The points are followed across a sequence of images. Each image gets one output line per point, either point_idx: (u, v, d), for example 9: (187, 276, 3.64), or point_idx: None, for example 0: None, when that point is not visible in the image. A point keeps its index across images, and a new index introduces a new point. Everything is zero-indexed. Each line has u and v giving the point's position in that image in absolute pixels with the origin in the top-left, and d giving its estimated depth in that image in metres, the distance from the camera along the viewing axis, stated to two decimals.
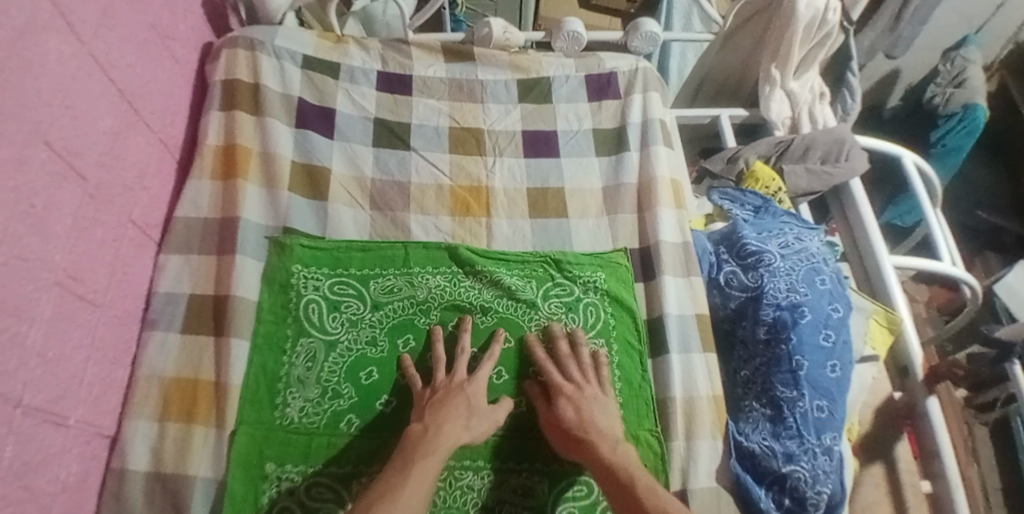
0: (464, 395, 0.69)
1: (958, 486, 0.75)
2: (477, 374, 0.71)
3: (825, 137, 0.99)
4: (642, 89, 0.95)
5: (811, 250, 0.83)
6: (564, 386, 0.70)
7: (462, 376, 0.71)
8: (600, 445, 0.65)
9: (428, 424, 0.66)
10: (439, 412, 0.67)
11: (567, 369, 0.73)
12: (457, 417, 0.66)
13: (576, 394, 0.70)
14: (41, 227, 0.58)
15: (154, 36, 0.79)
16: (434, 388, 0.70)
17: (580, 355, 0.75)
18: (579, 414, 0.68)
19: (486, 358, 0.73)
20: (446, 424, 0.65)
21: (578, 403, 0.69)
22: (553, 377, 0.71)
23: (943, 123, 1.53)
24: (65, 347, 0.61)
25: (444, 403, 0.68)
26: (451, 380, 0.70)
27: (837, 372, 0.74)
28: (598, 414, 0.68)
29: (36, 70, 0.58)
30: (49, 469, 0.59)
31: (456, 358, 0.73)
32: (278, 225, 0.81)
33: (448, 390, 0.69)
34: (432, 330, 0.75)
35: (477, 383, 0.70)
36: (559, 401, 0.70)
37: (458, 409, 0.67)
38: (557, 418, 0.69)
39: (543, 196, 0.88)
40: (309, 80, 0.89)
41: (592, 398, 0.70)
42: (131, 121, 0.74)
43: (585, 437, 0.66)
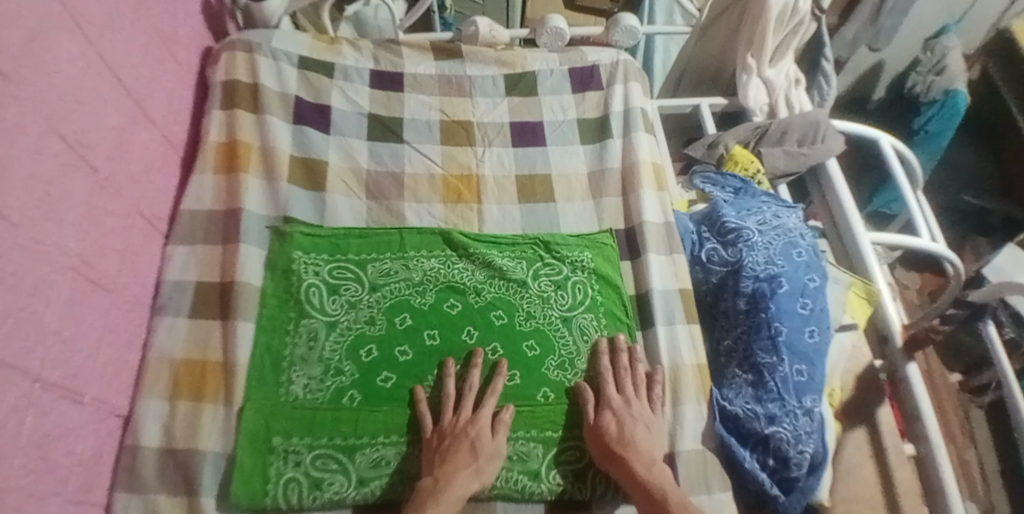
0: (469, 440, 0.70)
1: (940, 445, 0.79)
2: (481, 412, 0.73)
3: (801, 121, 1.03)
4: (623, 79, 1.00)
5: (788, 226, 0.87)
6: (613, 399, 0.74)
7: (468, 417, 0.72)
8: (635, 462, 0.69)
9: (438, 476, 0.68)
10: (447, 462, 0.68)
11: (622, 382, 0.76)
12: (468, 463, 0.68)
13: (622, 408, 0.73)
14: (56, 213, 0.63)
15: (156, 40, 0.84)
16: (440, 431, 0.72)
17: (633, 368, 0.77)
18: (620, 430, 0.71)
19: (490, 394, 0.74)
20: (455, 474, 0.67)
21: (622, 419, 0.72)
22: (606, 389, 0.75)
23: (925, 110, 1.58)
24: (80, 328, 0.65)
25: (453, 451, 0.69)
26: (456, 423, 0.72)
27: (815, 337, 0.77)
28: (640, 431, 0.72)
29: (48, 68, 0.63)
30: (66, 442, 0.62)
31: (467, 395, 0.74)
32: (278, 215, 0.84)
33: (454, 437, 0.71)
34: (472, 354, 0.77)
35: (481, 424, 0.71)
36: (604, 414, 0.73)
37: (465, 455, 0.69)
38: (600, 430, 0.72)
39: (531, 182, 0.92)
40: (305, 79, 0.93)
41: (637, 416, 0.73)
42: (137, 119, 0.78)
43: (621, 455, 0.70)
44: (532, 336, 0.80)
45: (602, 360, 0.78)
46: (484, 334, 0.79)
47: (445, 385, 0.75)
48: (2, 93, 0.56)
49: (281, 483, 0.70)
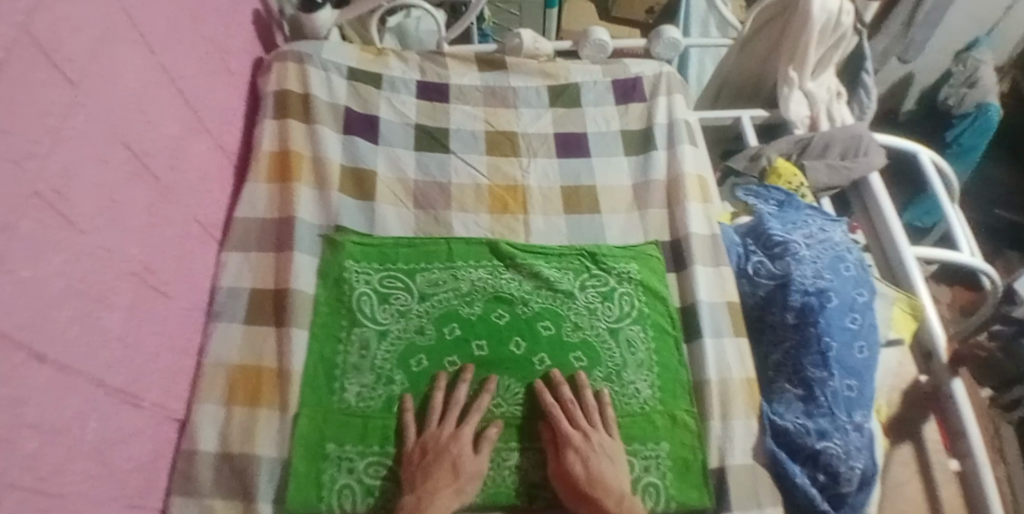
0: (450, 458, 0.70)
1: (984, 464, 0.76)
2: (463, 428, 0.73)
3: (844, 134, 1.03)
4: (666, 91, 1.00)
5: (835, 240, 0.87)
6: (572, 438, 0.72)
7: (450, 433, 0.72)
8: (606, 501, 0.68)
9: (420, 496, 0.68)
10: (429, 481, 0.69)
11: (573, 416, 0.74)
12: (449, 483, 0.69)
13: (585, 446, 0.71)
14: (119, 220, 0.64)
15: (212, 51, 0.85)
16: (422, 445, 0.72)
17: (584, 400, 0.75)
18: (587, 471, 0.70)
19: (474, 410, 0.74)
20: (438, 494, 0.68)
21: (586, 458, 0.71)
22: (563, 428, 0.72)
23: (958, 123, 1.55)
24: (141, 333, 0.67)
25: (434, 469, 0.69)
26: (439, 436, 0.72)
27: (865, 352, 0.78)
28: (606, 467, 0.71)
29: (114, 79, 0.64)
30: (125, 447, 0.63)
31: (453, 408, 0.74)
32: (329, 224, 0.86)
33: (436, 452, 0.71)
34: (461, 369, 0.77)
35: (462, 441, 0.72)
36: (567, 455, 0.71)
37: (446, 476, 0.69)
38: (568, 475, 0.70)
39: (576, 193, 0.93)
40: (353, 89, 0.95)
41: (600, 449, 0.72)
42: (194, 128, 0.80)
43: (592, 497, 0.69)
44: (579, 347, 0.80)
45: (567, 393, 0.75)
46: (532, 345, 0.80)
47: (436, 396, 0.75)
48: (71, 103, 0.57)
49: (335, 490, 0.71)
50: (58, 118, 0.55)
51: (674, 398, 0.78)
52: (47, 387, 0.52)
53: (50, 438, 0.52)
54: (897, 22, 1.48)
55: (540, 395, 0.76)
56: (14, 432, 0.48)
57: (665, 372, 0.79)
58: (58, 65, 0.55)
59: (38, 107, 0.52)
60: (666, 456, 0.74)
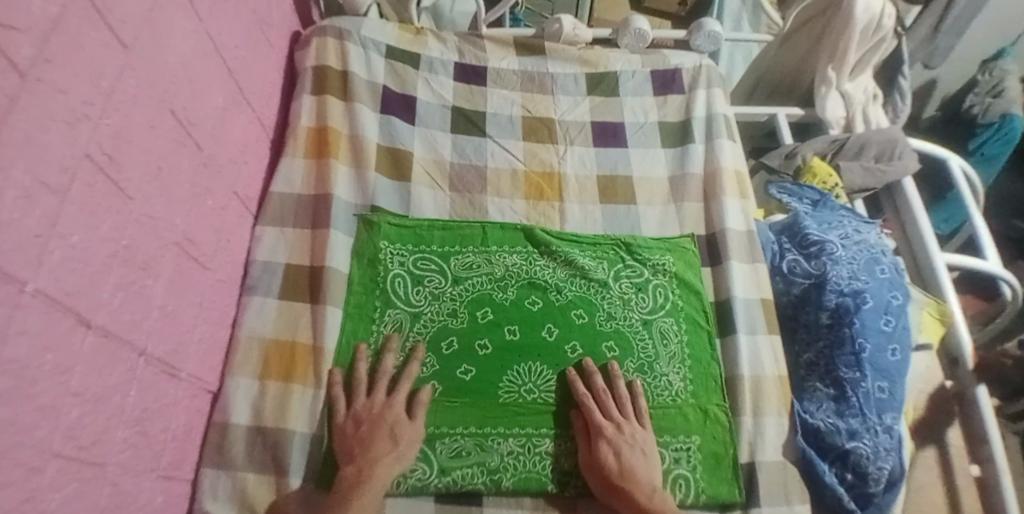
0: (387, 426, 0.70)
1: (1005, 470, 0.78)
2: (395, 396, 0.72)
3: (879, 137, 1.02)
4: (705, 85, 0.99)
5: (870, 242, 0.87)
6: (605, 428, 0.72)
7: (381, 402, 0.72)
8: (637, 492, 0.68)
9: (359, 464, 0.67)
10: (366, 451, 0.68)
11: (606, 406, 0.74)
12: (386, 450, 0.68)
13: (617, 437, 0.71)
14: (165, 188, 0.63)
15: (254, 21, 0.84)
16: (355, 417, 0.71)
17: (617, 389, 0.75)
18: (618, 462, 0.70)
19: (405, 378, 0.74)
20: (378, 463, 0.67)
21: (619, 449, 0.70)
22: (595, 419, 0.72)
23: (981, 132, 1.53)
24: (180, 303, 0.66)
25: (371, 438, 0.69)
26: (370, 406, 0.72)
27: (897, 355, 0.77)
28: (638, 460, 0.71)
29: (165, 44, 0.63)
30: (162, 417, 0.63)
31: (382, 377, 0.74)
32: (365, 203, 0.85)
33: (371, 422, 0.70)
34: (386, 339, 0.77)
35: (395, 407, 0.71)
36: (599, 445, 0.71)
37: (385, 443, 0.69)
38: (599, 465, 0.70)
39: (612, 183, 0.92)
40: (392, 69, 0.94)
41: (634, 441, 0.72)
42: (236, 99, 0.79)
43: (623, 488, 0.69)
44: (612, 337, 0.80)
45: (579, 388, 0.75)
46: (564, 332, 0.79)
47: (359, 370, 0.75)
48: (124, 66, 0.56)
49: None
50: (112, 80, 0.54)
51: (706, 392, 0.78)
52: (90, 355, 0.52)
53: (92, 406, 0.52)
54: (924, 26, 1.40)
55: (572, 383, 0.75)
56: (58, 400, 0.48)
57: (697, 365, 0.79)
58: (113, 26, 0.54)
59: (93, 68, 0.51)
60: (697, 449, 0.74)
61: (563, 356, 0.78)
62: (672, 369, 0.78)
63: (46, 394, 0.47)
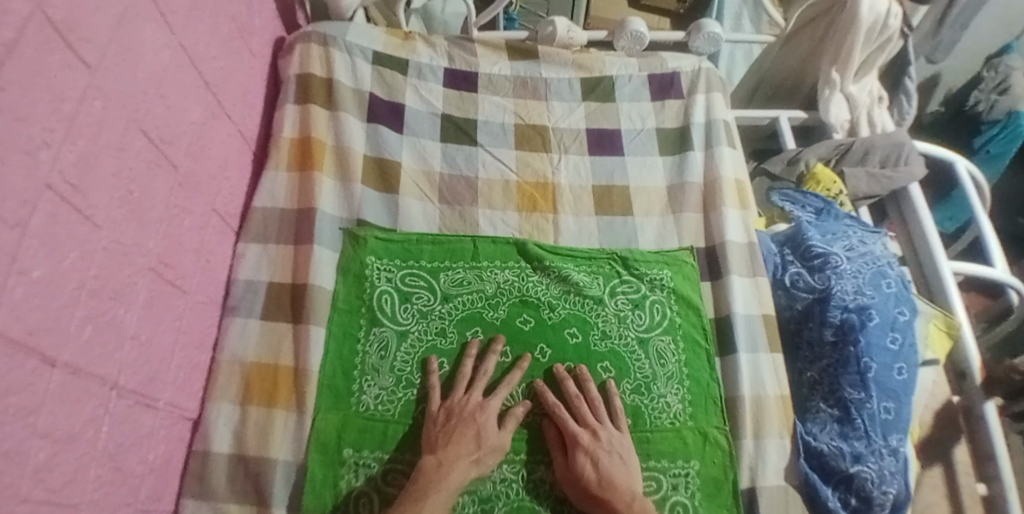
0: (475, 427, 0.68)
1: (1012, 488, 0.76)
2: (490, 399, 0.71)
3: (884, 142, 0.99)
4: (705, 90, 0.96)
5: (876, 253, 0.83)
6: (580, 437, 0.69)
7: (476, 401, 0.71)
8: (617, 502, 0.65)
9: (441, 458, 0.66)
10: (450, 445, 0.67)
11: (579, 412, 0.71)
12: (469, 450, 0.67)
13: (593, 445, 0.68)
14: (138, 212, 0.60)
15: (234, 29, 0.81)
16: (448, 409, 0.70)
17: (589, 393, 0.73)
18: (597, 472, 0.67)
19: (506, 383, 0.72)
20: (458, 459, 0.66)
21: (596, 457, 0.68)
22: (571, 427, 0.70)
23: (987, 129, 1.48)
24: (156, 331, 0.63)
25: (455, 434, 0.68)
26: (466, 404, 0.70)
27: (904, 374, 0.74)
28: (616, 466, 0.68)
29: (134, 60, 0.60)
30: (139, 450, 0.60)
31: (476, 377, 0.73)
32: (351, 218, 0.82)
33: (461, 419, 0.69)
34: (467, 345, 0.76)
35: (490, 411, 0.70)
36: (575, 455, 0.68)
37: (468, 442, 0.67)
38: (576, 475, 0.67)
39: (608, 193, 0.89)
40: (378, 76, 0.91)
41: (610, 448, 0.69)
42: (215, 112, 0.76)
43: (603, 498, 0.66)
44: (607, 357, 0.77)
45: (571, 386, 0.73)
46: (558, 353, 0.76)
47: (464, 368, 0.74)
48: (88, 86, 0.52)
49: (351, 496, 0.68)
50: (75, 102, 0.51)
51: (706, 414, 0.75)
52: (58, 393, 0.49)
53: (61, 446, 0.49)
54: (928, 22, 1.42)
55: (540, 395, 0.73)
56: (27, 443, 0.45)
57: (696, 386, 0.76)
58: (74, 44, 0.51)
59: (53, 93, 0.48)
60: (696, 475, 0.72)
61: (535, 362, 0.76)
62: (664, 388, 0.76)
63: (10, 439, 0.43)
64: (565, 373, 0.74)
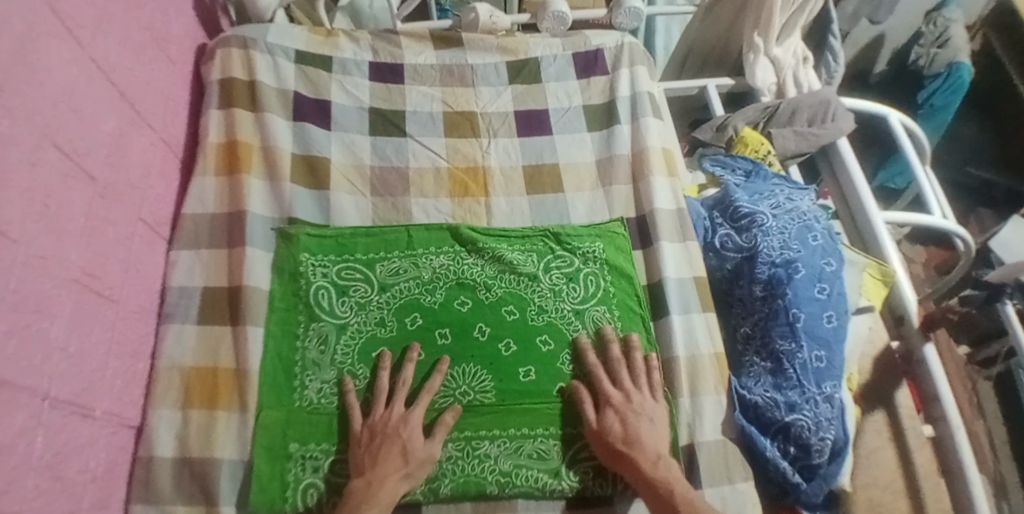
0: (400, 443, 0.68)
1: (960, 427, 0.75)
2: (414, 407, 0.71)
3: (810, 100, 1.01)
4: (628, 64, 0.97)
5: (803, 209, 0.85)
6: (614, 397, 0.72)
7: (399, 415, 0.70)
8: (641, 461, 0.67)
9: (368, 479, 0.65)
10: (375, 465, 0.66)
11: (618, 376, 0.74)
12: (398, 468, 0.66)
13: (624, 406, 0.71)
14: (56, 226, 0.61)
15: (149, 39, 0.81)
16: (371, 427, 0.70)
17: (633, 359, 0.76)
18: (624, 429, 0.69)
19: (403, 386, 0.72)
20: (385, 480, 0.65)
21: (625, 416, 0.70)
22: (604, 388, 0.73)
23: (930, 83, 1.49)
24: (86, 342, 0.64)
25: (383, 452, 0.67)
26: (387, 418, 0.70)
27: (834, 321, 0.76)
28: (644, 425, 0.70)
29: (40, 76, 0.60)
30: (78, 459, 0.61)
31: (381, 393, 0.72)
32: (283, 216, 0.83)
33: (385, 435, 0.68)
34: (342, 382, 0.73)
35: (412, 424, 0.69)
36: (606, 413, 0.71)
37: (394, 461, 0.67)
38: (604, 432, 0.70)
39: (539, 172, 0.90)
40: (303, 74, 0.92)
41: (641, 410, 0.71)
42: (133, 122, 0.76)
43: (628, 455, 0.68)
44: (545, 331, 0.78)
45: (590, 356, 0.76)
46: (496, 330, 0.78)
47: (380, 378, 0.73)
48: None
49: (300, 489, 0.69)
50: None
51: None
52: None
53: None
54: None
55: (583, 355, 0.76)
56: None
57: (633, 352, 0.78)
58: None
59: None
60: None
61: (475, 342, 0.77)
62: (596, 356, 0.77)
63: None
64: (587, 344, 0.77)
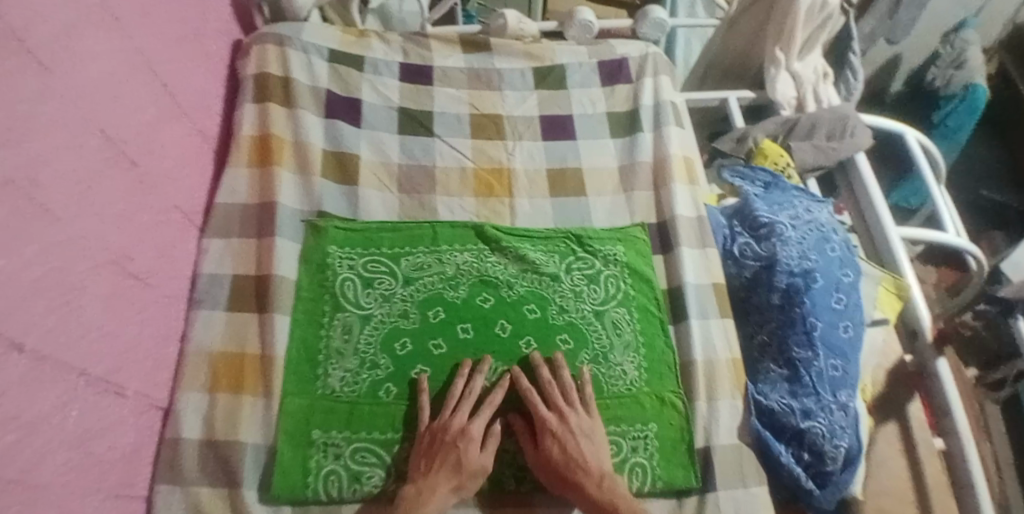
0: (456, 453, 0.68)
1: (969, 440, 0.76)
2: (477, 418, 0.71)
3: (829, 115, 1.02)
4: (652, 73, 0.99)
5: (821, 221, 0.87)
6: (548, 421, 0.71)
7: (459, 425, 0.70)
8: (588, 484, 0.68)
9: (420, 487, 0.67)
10: (432, 473, 0.67)
11: (552, 396, 0.73)
12: (452, 478, 0.67)
13: (561, 429, 0.70)
14: (96, 208, 0.63)
15: (189, 33, 0.84)
16: (432, 433, 0.71)
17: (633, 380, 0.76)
18: (565, 454, 0.69)
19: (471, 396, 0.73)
20: (439, 488, 0.66)
21: (565, 441, 0.69)
22: (540, 411, 0.71)
23: (945, 104, 1.52)
24: (121, 323, 0.66)
25: (439, 460, 0.68)
26: (448, 426, 0.70)
27: (849, 332, 0.77)
28: (585, 449, 0.69)
29: (84, 64, 0.62)
30: (107, 436, 0.62)
31: (456, 397, 0.73)
32: (312, 209, 0.85)
33: (444, 443, 0.69)
34: (416, 379, 0.75)
35: (473, 435, 0.70)
36: (545, 438, 0.70)
37: (448, 471, 0.68)
38: (546, 456, 0.70)
39: (562, 176, 0.92)
40: (335, 72, 0.94)
41: (579, 431, 0.71)
42: (172, 112, 0.79)
43: (574, 478, 0.68)
44: (565, 330, 0.79)
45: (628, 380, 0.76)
46: (517, 328, 0.79)
47: (456, 384, 0.74)
48: (42, 89, 0.55)
49: (320, 475, 0.70)
50: (27, 102, 0.53)
51: (661, 379, 0.78)
52: (26, 379, 0.51)
53: (31, 430, 0.51)
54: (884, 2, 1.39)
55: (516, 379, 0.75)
56: None
57: (650, 353, 0.79)
58: (29, 51, 0.54)
59: (10, 94, 0.51)
60: (654, 437, 0.75)
61: (496, 338, 0.78)
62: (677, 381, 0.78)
63: None
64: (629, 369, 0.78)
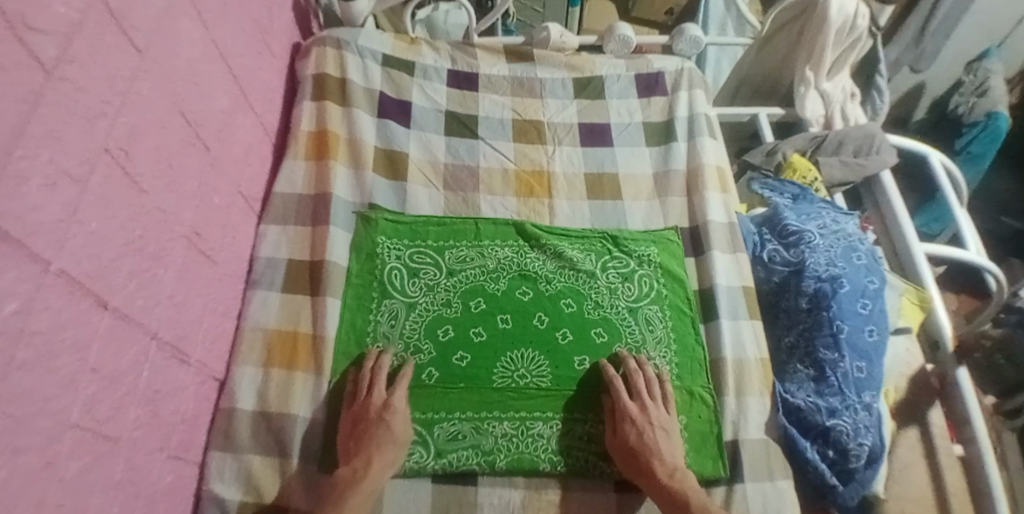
0: (384, 426, 0.72)
1: (988, 448, 0.78)
2: (394, 396, 0.74)
3: (857, 133, 1.06)
4: (686, 87, 1.04)
5: (848, 231, 0.90)
6: (631, 410, 0.74)
7: (381, 401, 0.74)
8: (659, 469, 0.71)
9: (355, 465, 0.69)
10: (361, 450, 0.70)
11: (637, 388, 0.76)
12: (381, 448, 0.70)
13: (642, 419, 0.74)
14: (175, 184, 0.67)
15: (258, 32, 0.90)
16: (355, 415, 0.74)
17: (647, 374, 0.78)
18: (641, 441, 0.72)
19: (403, 378, 0.76)
20: (375, 462, 0.69)
21: (643, 429, 0.73)
22: (622, 400, 0.75)
23: (967, 132, 1.52)
24: (189, 294, 0.70)
25: (367, 438, 0.71)
26: (369, 406, 0.74)
27: (874, 336, 0.79)
28: (661, 439, 0.73)
29: (174, 52, 0.68)
30: (173, 399, 0.67)
31: (377, 380, 0.75)
32: (363, 202, 0.90)
33: (368, 422, 0.72)
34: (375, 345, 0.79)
35: (394, 409, 0.73)
36: (623, 425, 0.74)
37: (380, 443, 0.71)
38: (623, 444, 0.73)
39: (599, 180, 0.97)
40: (387, 76, 1.00)
41: (657, 423, 0.74)
42: (240, 103, 0.84)
43: (646, 465, 0.71)
44: (600, 324, 0.83)
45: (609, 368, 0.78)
46: (554, 320, 0.83)
47: (364, 365, 0.77)
48: (137, 68, 0.60)
49: None
50: (126, 80, 0.59)
51: (693, 375, 0.81)
52: (108, 335, 0.55)
53: (110, 384, 0.55)
54: (909, 32, 1.47)
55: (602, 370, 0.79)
56: (79, 374, 0.51)
57: (683, 351, 0.83)
58: (128, 34, 0.59)
59: (112, 70, 0.56)
60: (685, 429, 0.78)
61: (535, 329, 0.82)
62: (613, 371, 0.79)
63: (65, 367, 0.49)
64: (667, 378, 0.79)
